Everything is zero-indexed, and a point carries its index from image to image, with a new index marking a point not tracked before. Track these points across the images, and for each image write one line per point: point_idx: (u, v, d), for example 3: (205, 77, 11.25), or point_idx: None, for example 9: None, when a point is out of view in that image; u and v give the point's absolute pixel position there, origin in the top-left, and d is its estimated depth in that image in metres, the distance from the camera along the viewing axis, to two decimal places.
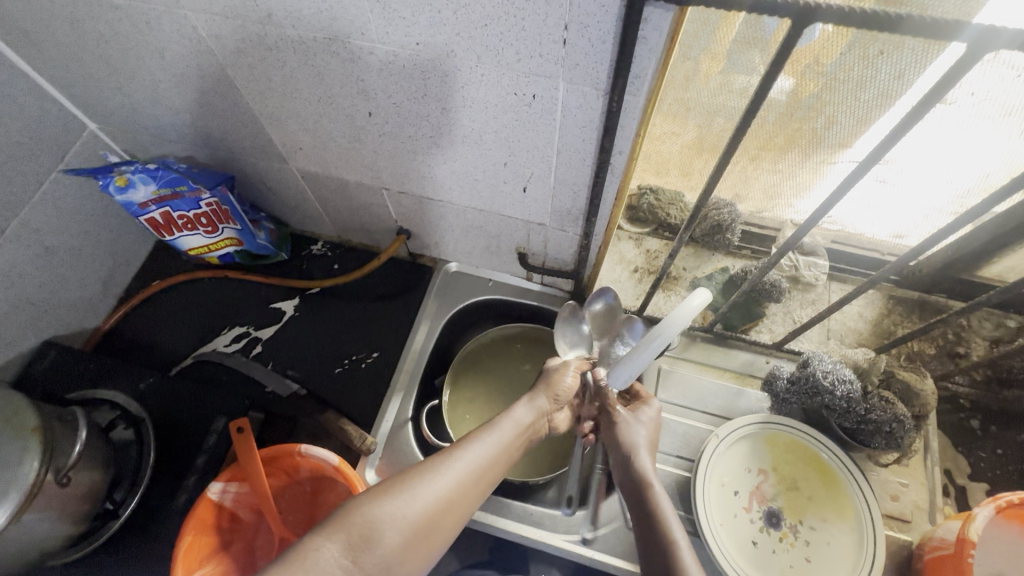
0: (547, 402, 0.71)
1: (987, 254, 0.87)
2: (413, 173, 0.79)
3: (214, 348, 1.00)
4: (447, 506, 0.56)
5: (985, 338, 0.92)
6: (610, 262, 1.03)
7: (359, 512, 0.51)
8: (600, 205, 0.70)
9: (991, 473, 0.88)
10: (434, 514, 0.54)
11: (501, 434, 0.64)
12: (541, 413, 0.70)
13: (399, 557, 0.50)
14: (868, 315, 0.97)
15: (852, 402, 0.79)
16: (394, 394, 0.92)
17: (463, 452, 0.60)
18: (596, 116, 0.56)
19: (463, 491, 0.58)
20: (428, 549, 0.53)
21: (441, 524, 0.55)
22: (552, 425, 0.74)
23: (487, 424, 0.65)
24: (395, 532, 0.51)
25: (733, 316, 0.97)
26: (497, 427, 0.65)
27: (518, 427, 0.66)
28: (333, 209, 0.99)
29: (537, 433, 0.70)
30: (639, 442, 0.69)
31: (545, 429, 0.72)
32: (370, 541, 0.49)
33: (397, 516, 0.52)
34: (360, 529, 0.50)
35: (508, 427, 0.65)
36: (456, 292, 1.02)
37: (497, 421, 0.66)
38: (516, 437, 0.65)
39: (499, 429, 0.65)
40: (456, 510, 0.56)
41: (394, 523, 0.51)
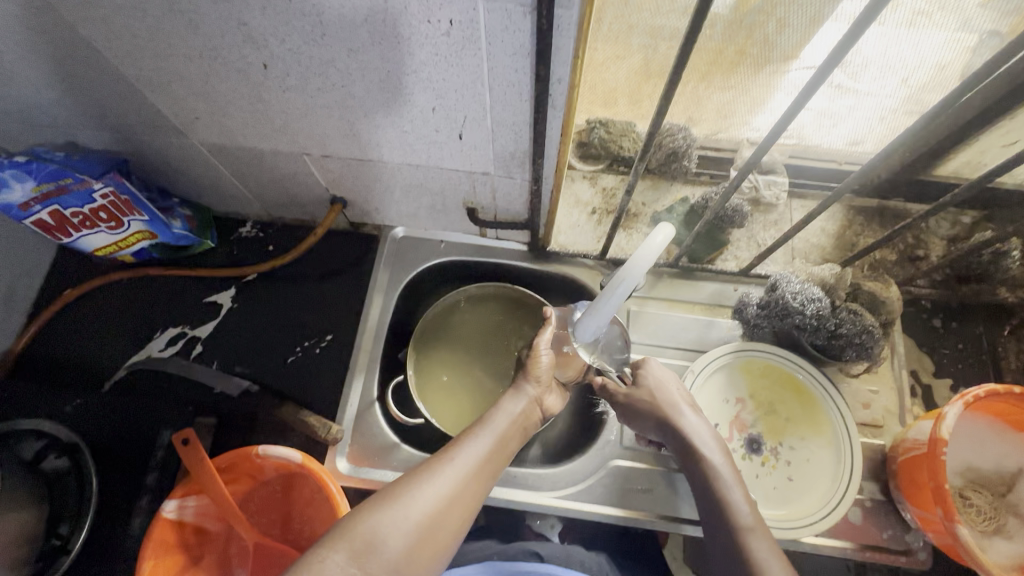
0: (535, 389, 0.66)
1: (943, 152, 0.85)
2: (333, 132, 0.69)
3: (149, 355, 0.91)
4: (451, 506, 0.52)
5: (943, 238, 0.92)
6: (566, 207, 0.97)
7: (359, 521, 0.48)
8: (545, 144, 0.63)
9: (953, 368, 0.90)
10: (439, 515, 0.51)
11: (495, 428, 0.59)
12: (533, 401, 0.65)
13: (407, 563, 0.48)
14: (830, 229, 0.95)
15: (822, 319, 0.77)
16: (354, 376, 0.86)
17: (465, 447, 0.57)
18: (526, 39, 0.48)
19: (467, 486, 0.54)
20: (438, 552, 0.50)
21: (447, 524, 0.51)
22: (546, 409, 0.68)
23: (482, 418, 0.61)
24: (400, 537, 0.48)
25: (699, 247, 0.92)
26: (492, 422, 0.60)
27: (512, 419, 0.61)
28: (254, 184, 0.89)
29: (530, 424, 0.65)
30: (679, 403, 0.69)
31: (537, 419, 0.66)
32: (375, 549, 0.47)
33: (397, 522, 0.48)
34: (362, 537, 0.47)
35: (505, 416, 0.61)
36: (407, 259, 0.95)
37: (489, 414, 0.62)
38: (513, 428, 0.61)
39: (496, 422, 0.60)
40: (461, 509, 0.53)
41: (397, 530, 0.48)
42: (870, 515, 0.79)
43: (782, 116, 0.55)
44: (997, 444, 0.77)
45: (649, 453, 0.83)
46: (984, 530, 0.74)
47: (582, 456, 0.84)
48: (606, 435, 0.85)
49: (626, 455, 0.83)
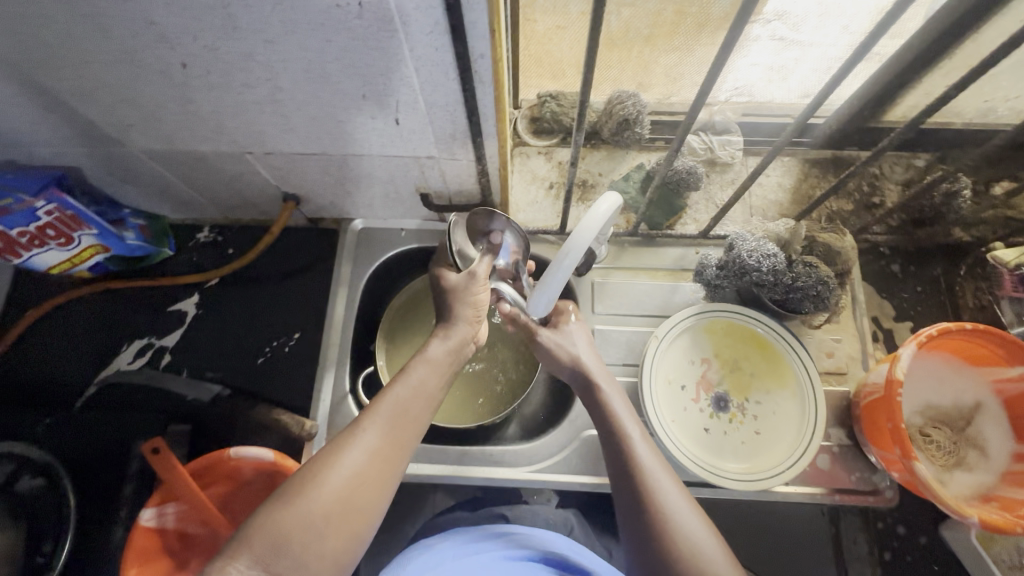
0: (467, 334, 0.69)
1: (889, 97, 0.85)
2: (269, 128, 0.68)
3: (117, 368, 0.91)
4: (361, 483, 0.54)
5: (897, 183, 0.93)
6: (523, 184, 0.96)
7: (263, 522, 0.50)
8: (481, 121, 0.63)
9: (914, 311, 0.92)
10: (351, 495, 0.53)
11: (412, 385, 0.62)
12: (461, 342, 0.68)
13: (320, 552, 0.50)
14: (787, 183, 0.95)
15: (779, 274, 0.78)
16: (325, 370, 0.86)
17: (372, 415, 0.59)
18: (439, 16, 0.47)
19: (377, 458, 0.56)
20: (355, 530, 0.53)
21: (362, 501, 0.54)
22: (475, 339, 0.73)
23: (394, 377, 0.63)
24: (305, 526, 0.50)
25: (656, 214, 0.93)
26: (412, 373, 0.63)
27: (432, 366, 0.65)
28: (204, 188, 0.87)
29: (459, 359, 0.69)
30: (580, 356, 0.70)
31: (468, 351, 0.71)
32: (281, 547, 0.49)
33: (304, 514, 0.51)
34: (266, 540, 0.49)
35: (419, 370, 0.64)
36: (368, 250, 0.94)
37: (409, 367, 0.65)
38: (431, 376, 0.64)
39: (413, 378, 0.63)
40: (377, 481, 0.55)
41: (301, 520, 0.50)
42: (838, 459, 0.82)
43: (708, 76, 0.55)
44: (955, 380, 0.79)
45: None
46: (945, 465, 0.77)
47: (557, 428, 0.86)
48: (578, 405, 0.86)
49: None
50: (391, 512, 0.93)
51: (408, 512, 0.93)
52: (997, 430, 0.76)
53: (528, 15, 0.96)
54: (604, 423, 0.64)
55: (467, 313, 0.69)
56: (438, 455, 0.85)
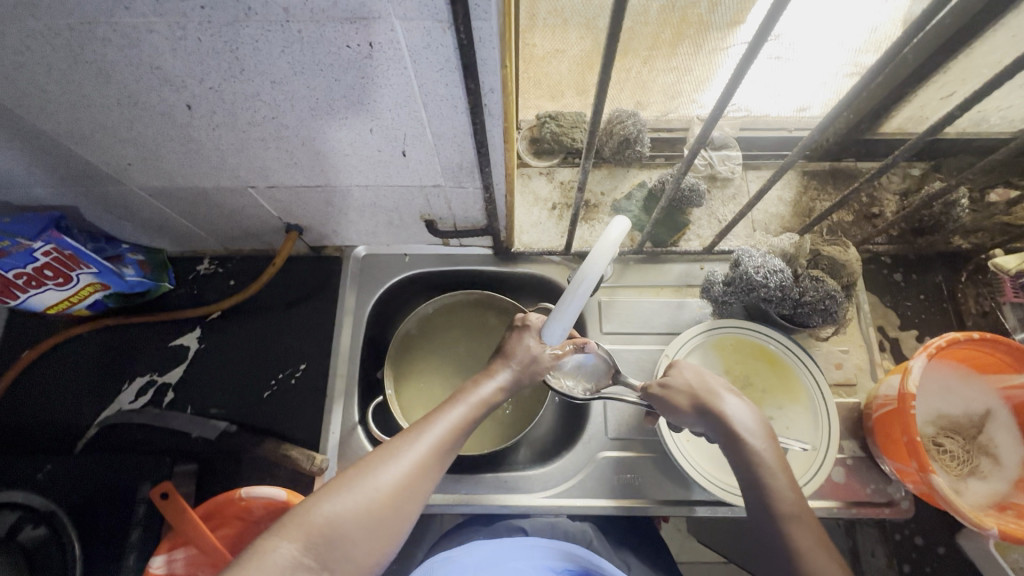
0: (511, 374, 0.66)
1: (885, 110, 0.87)
2: (274, 164, 0.68)
3: (119, 409, 0.89)
4: (406, 492, 0.54)
5: (895, 193, 0.94)
6: (526, 205, 0.96)
7: (313, 513, 0.50)
8: (489, 152, 0.62)
9: (918, 319, 0.92)
10: (396, 500, 0.53)
11: (466, 408, 0.61)
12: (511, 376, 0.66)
13: (363, 550, 0.50)
14: (787, 197, 0.96)
15: (787, 289, 0.79)
16: (333, 402, 0.85)
17: (425, 430, 0.58)
18: (450, 54, 0.47)
19: (425, 473, 0.56)
20: (392, 532, 0.53)
21: (405, 507, 0.53)
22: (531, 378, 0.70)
23: (451, 399, 0.62)
24: (354, 522, 0.50)
25: (661, 232, 0.93)
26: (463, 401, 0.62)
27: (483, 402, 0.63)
28: (204, 221, 0.86)
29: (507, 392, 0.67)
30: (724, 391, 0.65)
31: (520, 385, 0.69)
32: (331, 539, 0.49)
33: (354, 514, 0.50)
34: (318, 527, 0.49)
35: (473, 400, 0.62)
36: (372, 277, 0.93)
37: (463, 393, 0.63)
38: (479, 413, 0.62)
39: (465, 400, 0.62)
40: (420, 491, 0.55)
41: (352, 513, 0.50)
42: (852, 472, 0.82)
43: (720, 97, 0.54)
44: (964, 390, 0.80)
45: (635, 441, 0.84)
46: (959, 473, 0.77)
47: (570, 452, 0.85)
48: (591, 427, 0.85)
49: (614, 446, 0.84)
50: (403, 541, 0.91)
51: (419, 542, 0.91)
52: (1011, 439, 0.76)
53: (526, 37, 0.96)
54: (752, 482, 0.59)
55: (525, 354, 0.67)
56: (450, 483, 0.84)
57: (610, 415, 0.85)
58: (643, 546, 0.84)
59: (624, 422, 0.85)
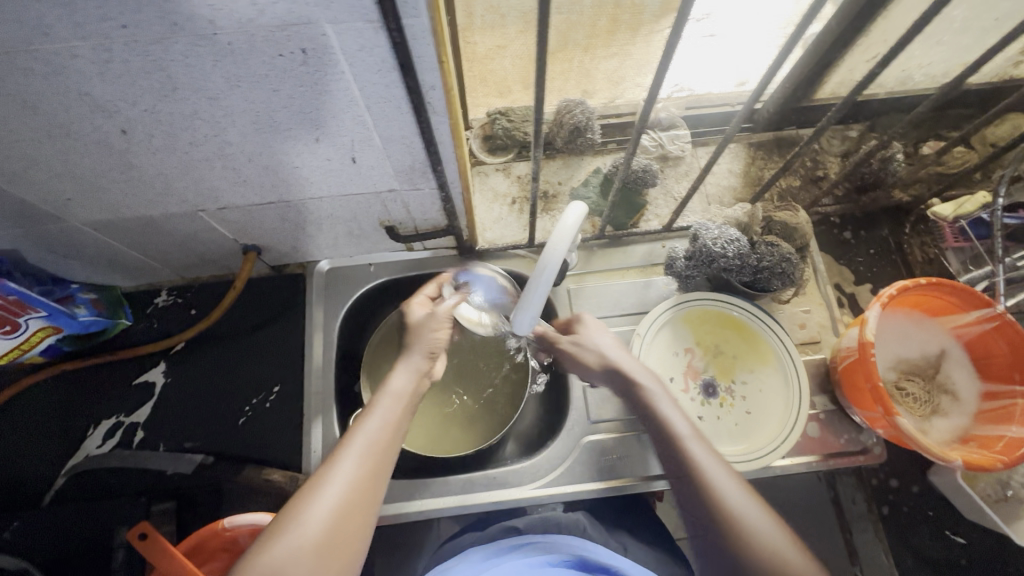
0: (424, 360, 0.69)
1: (817, 77, 0.91)
2: (221, 184, 0.67)
3: (87, 455, 0.85)
4: (344, 513, 0.53)
5: (836, 155, 0.99)
6: (486, 203, 0.97)
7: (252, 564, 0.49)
8: (439, 150, 0.63)
9: (871, 273, 0.96)
10: (336, 524, 0.52)
11: (381, 413, 0.61)
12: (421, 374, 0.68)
13: None
14: (736, 169, 1.00)
15: (744, 257, 0.82)
16: (312, 420, 0.84)
17: (346, 446, 0.58)
18: (386, 54, 0.47)
19: (356, 488, 0.55)
20: (344, 557, 0.52)
21: (349, 529, 0.53)
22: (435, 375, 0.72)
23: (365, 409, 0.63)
24: (297, 558, 0.49)
25: (619, 214, 0.95)
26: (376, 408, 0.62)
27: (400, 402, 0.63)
28: (158, 251, 0.84)
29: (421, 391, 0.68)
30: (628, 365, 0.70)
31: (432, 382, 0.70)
32: None
33: (295, 552, 0.49)
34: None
35: (387, 402, 0.62)
36: (339, 290, 0.92)
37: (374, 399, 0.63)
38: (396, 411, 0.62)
39: (380, 405, 0.62)
40: (358, 507, 0.55)
41: (293, 551, 0.49)
42: (826, 425, 0.85)
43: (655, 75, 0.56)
44: (918, 334, 0.84)
45: (617, 422, 0.85)
46: (925, 415, 0.81)
47: (555, 440, 0.86)
48: (573, 413, 0.86)
49: (597, 429, 0.85)
50: (399, 552, 0.90)
51: (416, 551, 0.90)
52: (963, 374, 0.82)
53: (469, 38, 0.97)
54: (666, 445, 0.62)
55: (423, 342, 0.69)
56: (439, 487, 0.83)
57: (590, 399, 0.86)
58: (637, 524, 0.85)
59: (604, 404, 0.86)
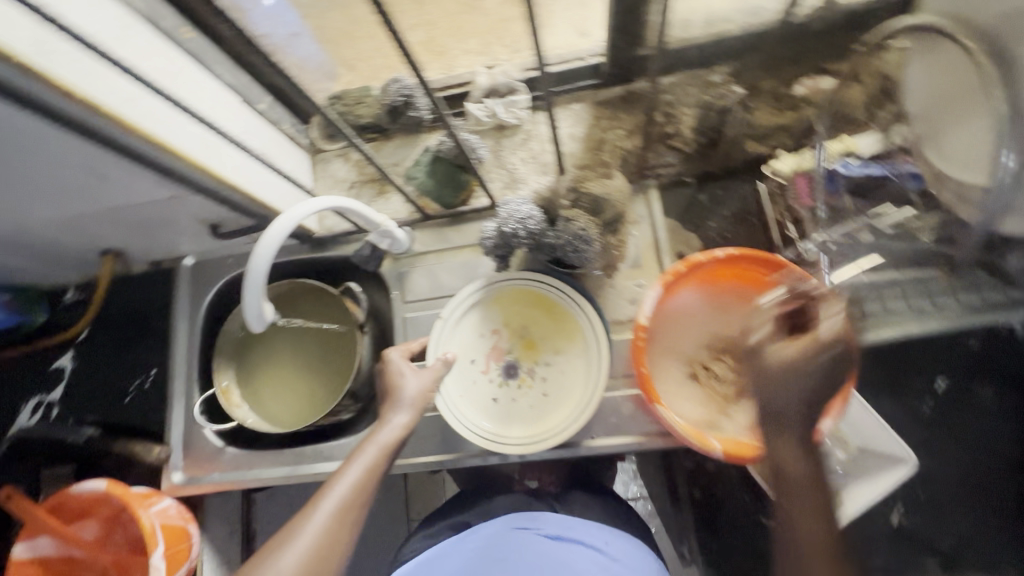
0: (411, 415, 0.72)
1: (643, 23, 0.79)
2: (17, 207, 0.75)
3: (18, 426, 1.03)
4: (320, 549, 0.60)
5: (691, 106, 0.88)
6: (326, 189, 0.99)
7: (284, 546, 0.59)
8: (164, 164, 0.66)
9: (724, 239, 0.87)
10: (313, 555, 0.59)
11: (367, 457, 0.68)
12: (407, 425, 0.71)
13: None
14: (579, 132, 0.92)
15: (538, 236, 0.78)
16: (175, 398, 0.96)
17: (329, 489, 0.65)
18: (15, 104, 0.51)
19: (331, 528, 0.62)
20: None
21: (323, 565, 0.60)
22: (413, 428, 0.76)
23: (351, 455, 0.69)
24: None
25: (447, 192, 0.93)
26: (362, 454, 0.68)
27: (379, 448, 0.69)
28: (37, 258, 0.96)
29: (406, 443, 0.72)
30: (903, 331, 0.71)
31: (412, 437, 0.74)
32: None
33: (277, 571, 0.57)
34: None
35: (371, 448, 0.69)
36: (203, 281, 1.01)
37: (361, 446, 0.69)
38: (377, 457, 0.68)
39: (368, 447, 0.69)
40: (334, 549, 0.61)
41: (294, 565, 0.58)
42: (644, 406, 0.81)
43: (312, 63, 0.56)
44: (742, 308, 0.76)
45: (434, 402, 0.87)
46: (735, 398, 0.74)
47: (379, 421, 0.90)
48: None
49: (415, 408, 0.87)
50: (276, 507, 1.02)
51: None
52: None
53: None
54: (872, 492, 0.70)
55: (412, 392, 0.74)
56: (278, 457, 0.92)
57: None
58: (454, 499, 0.88)
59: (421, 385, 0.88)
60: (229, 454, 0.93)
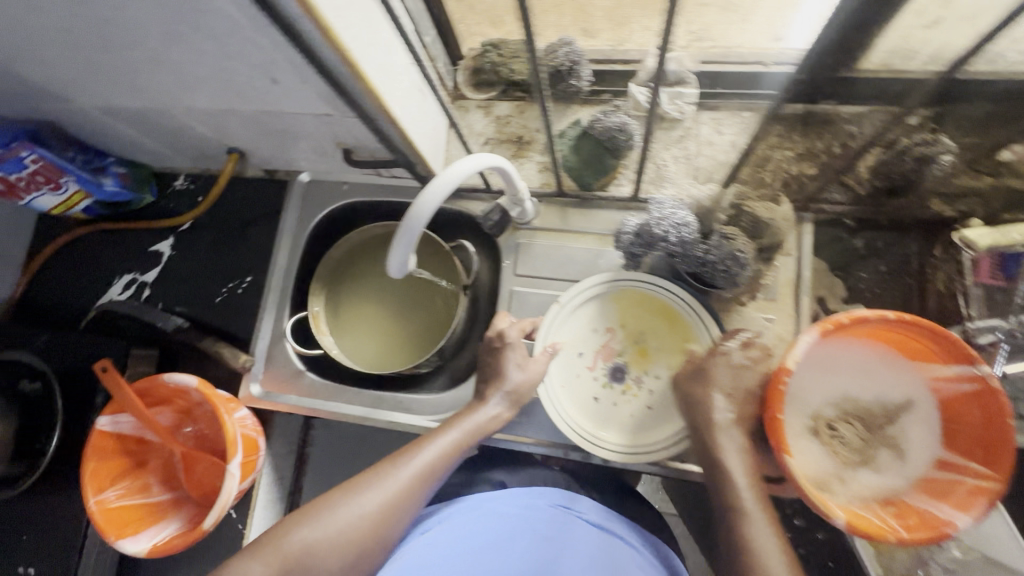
0: (508, 408, 0.75)
1: (861, 45, 0.72)
2: (174, 90, 0.73)
3: (110, 298, 1.05)
4: (392, 504, 0.64)
5: (875, 145, 0.81)
6: (459, 139, 0.95)
7: (362, 492, 0.64)
8: (342, 83, 0.62)
9: (871, 294, 0.81)
10: (385, 509, 0.64)
11: (455, 432, 0.71)
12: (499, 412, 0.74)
13: (354, 535, 0.62)
14: (742, 142, 0.86)
15: (688, 247, 0.73)
16: (266, 312, 0.96)
17: (414, 451, 0.69)
18: None
19: (409, 490, 0.65)
20: (387, 535, 0.64)
21: (392, 521, 0.64)
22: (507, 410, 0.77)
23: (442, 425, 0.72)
24: (344, 536, 0.61)
25: (587, 173, 0.88)
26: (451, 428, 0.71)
27: (469, 428, 0.72)
28: (163, 140, 0.95)
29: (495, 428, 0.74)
30: None
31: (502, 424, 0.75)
32: (311, 557, 0.60)
33: (353, 513, 0.62)
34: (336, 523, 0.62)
35: (460, 426, 0.72)
36: (314, 202, 1.00)
37: (453, 421, 0.73)
38: (464, 436, 0.71)
39: (461, 425, 0.72)
40: (403, 510, 0.65)
41: (369, 511, 0.63)
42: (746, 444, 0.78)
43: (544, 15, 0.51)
44: (885, 374, 0.71)
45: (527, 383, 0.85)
46: (850, 463, 0.70)
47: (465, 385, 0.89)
48: None
49: None
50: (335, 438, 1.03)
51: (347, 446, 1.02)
52: (921, 433, 0.69)
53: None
54: None
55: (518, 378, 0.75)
56: (356, 396, 0.92)
57: None
58: None
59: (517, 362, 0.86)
60: (308, 380, 0.93)
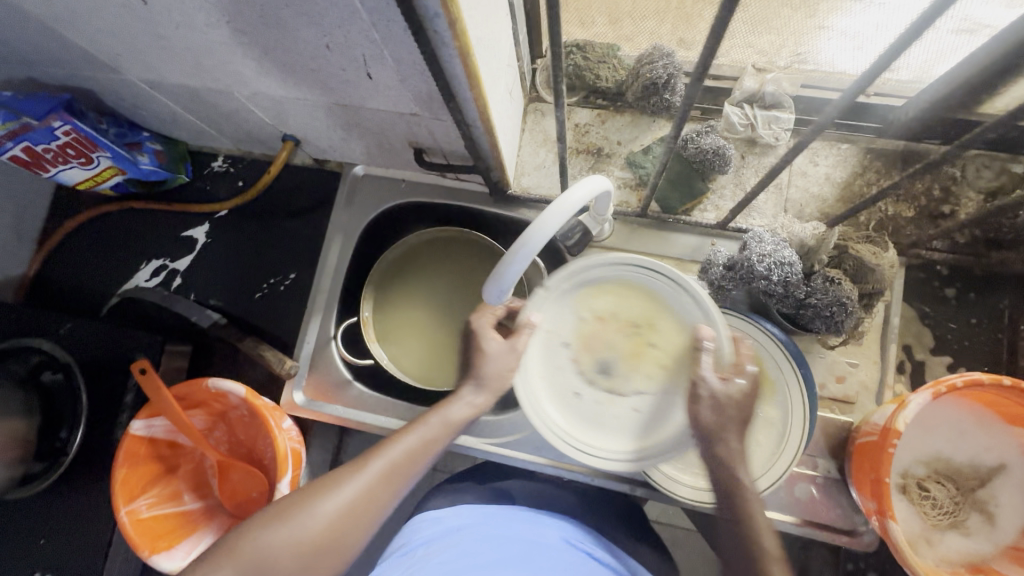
0: (489, 398, 0.59)
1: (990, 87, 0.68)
2: (246, 72, 0.65)
3: (136, 284, 0.98)
4: (354, 513, 0.52)
5: (979, 191, 0.77)
6: (533, 145, 0.89)
7: (311, 502, 0.51)
8: (453, 87, 0.56)
9: (958, 345, 0.79)
10: (340, 523, 0.51)
11: (426, 431, 0.56)
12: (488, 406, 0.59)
13: (305, 550, 0.49)
14: (838, 176, 0.82)
15: (790, 287, 0.70)
16: (312, 314, 0.90)
17: (381, 449, 0.55)
18: None
19: (371, 497, 0.52)
20: (345, 549, 0.51)
21: (350, 533, 0.51)
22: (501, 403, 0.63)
23: (419, 417, 0.58)
24: (288, 554, 0.49)
25: (672, 195, 0.83)
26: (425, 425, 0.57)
27: (447, 424, 0.57)
28: (210, 120, 0.86)
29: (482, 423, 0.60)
30: None
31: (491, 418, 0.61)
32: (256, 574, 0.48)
33: (300, 527, 0.50)
34: (289, 538, 0.49)
35: (437, 420, 0.57)
36: (367, 199, 0.93)
37: (429, 414, 0.58)
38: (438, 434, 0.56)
39: (433, 420, 0.57)
40: (366, 520, 0.52)
41: (327, 521, 0.50)
42: (818, 492, 0.76)
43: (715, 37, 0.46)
44: (979, 437, 0.69)
45: None
46: (938, 524, 0.68)
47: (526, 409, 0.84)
48: None
49: None
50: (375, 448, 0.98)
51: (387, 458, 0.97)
52: (1016, 501, 0.66)
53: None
54: None
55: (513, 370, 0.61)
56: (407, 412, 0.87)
57: None
58: None
59: None
60: (355, 392, 0.88)
